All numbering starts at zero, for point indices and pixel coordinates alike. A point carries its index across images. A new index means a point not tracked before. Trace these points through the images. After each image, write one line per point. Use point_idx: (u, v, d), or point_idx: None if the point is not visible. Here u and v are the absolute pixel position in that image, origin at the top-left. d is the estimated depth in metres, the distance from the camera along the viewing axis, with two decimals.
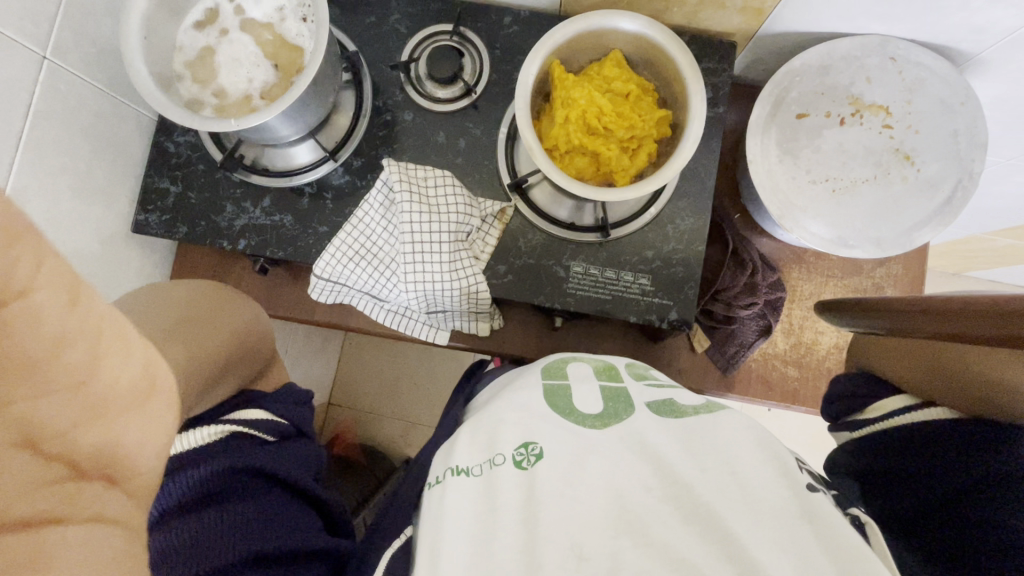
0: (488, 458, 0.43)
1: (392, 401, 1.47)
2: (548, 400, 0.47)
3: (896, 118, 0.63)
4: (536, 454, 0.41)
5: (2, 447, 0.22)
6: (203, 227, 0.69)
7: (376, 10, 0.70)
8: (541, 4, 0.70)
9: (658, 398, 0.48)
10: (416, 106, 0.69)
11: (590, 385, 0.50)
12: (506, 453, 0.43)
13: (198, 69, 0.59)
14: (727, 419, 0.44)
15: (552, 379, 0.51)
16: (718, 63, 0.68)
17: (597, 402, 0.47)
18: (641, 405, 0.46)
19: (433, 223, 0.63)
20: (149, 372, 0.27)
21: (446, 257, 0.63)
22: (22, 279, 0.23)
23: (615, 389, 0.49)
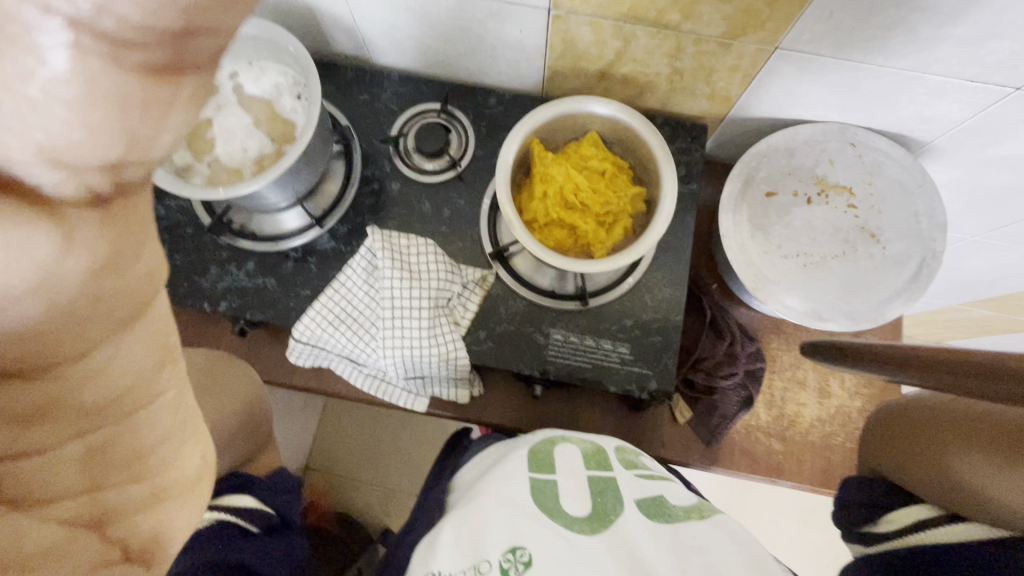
0: (473, 564, 0.41)
1: (371, 467, 1.42)
2: (537, 498, 0.47)
3: (860, 198, 0.66)
4: (524, 562, 0.41)
5: (76, 529, 0.26)
6: (185, 289, 0.69)
7: (370, 89, 0.75)
8: (525, 87, 0.74)
9: (647, 496, 0.49)
10: (404, 177, 0.72)
11: (577, 479, 0.50)
12: (493, 560, 0.41)
13: (192, 139, 0.62)
14: (714, 529, 0.45)
15: (541, 470, 0.51)
16: (690, 143, 0.72)
17: (585, 504, 0.47)
18: (630, 504, 0.47)
19: (414, 290, 0.64)
20: (204, 464, 0.31)
21: (425, 323, 0.64)
22: (152, 392, 0.28)
23: (604, 481, 0.50)
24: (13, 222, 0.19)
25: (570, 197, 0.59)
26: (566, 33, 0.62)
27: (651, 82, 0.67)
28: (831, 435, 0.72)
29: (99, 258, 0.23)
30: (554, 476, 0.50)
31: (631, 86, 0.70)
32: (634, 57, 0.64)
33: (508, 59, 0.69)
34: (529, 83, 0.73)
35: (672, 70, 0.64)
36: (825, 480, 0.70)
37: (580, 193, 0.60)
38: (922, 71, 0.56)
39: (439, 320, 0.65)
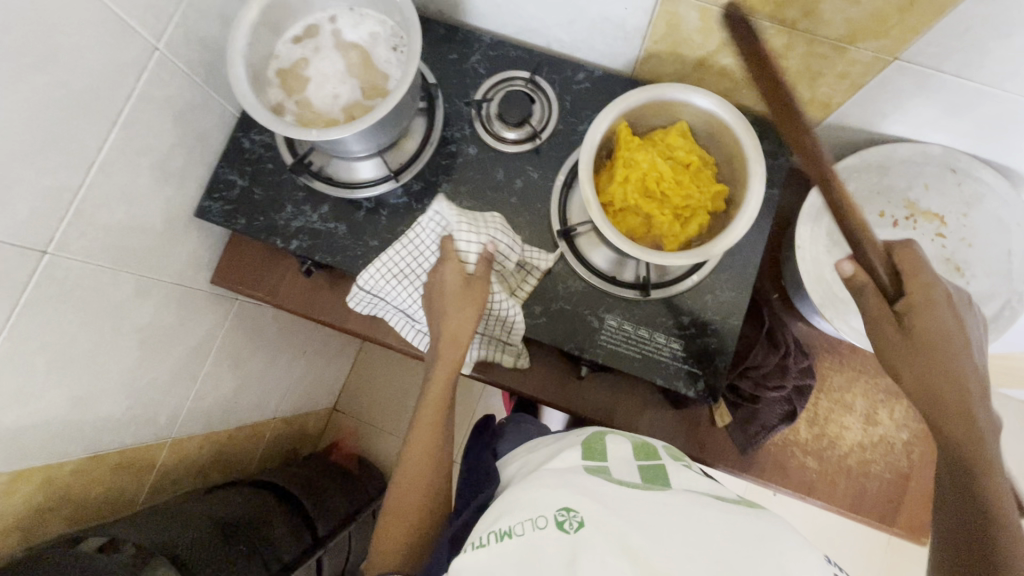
0: (528, 517, 0.39)
1: (396, 418, 1.48)
2: (592, 472, 0.46)
3: (950, 229, 0.65)
4: (579, 521, 0.37)
5: None
6: (260, 223, 0.72)
7: (460, 49, 0.74)
8: (615, 66, 0.73)
9: (701, 484, 0.48)
10: (482, 143, 0.72)
11: (629, 465, 0.49)
12: (548, 515, 0.38)
13: (289, 79, 0.64)
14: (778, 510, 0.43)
15: (592, 455, 0.50)
16: (778, 146, 0.70)
17: (638, 480, 0.46)
18: (685, 484, 0.47)
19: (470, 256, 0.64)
20: None
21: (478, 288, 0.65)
22: None
23: (653, 468, 0.50)
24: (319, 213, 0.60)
25: (649, 183, 0.59)
26: (672, 16, 0.60)
27: (749, 78, 0.65)
28: (870, 463, 0.71)
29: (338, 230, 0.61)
30: (606, 462, 0.50)
31: (726, 80, 0.67)
32: (738, 50, 0.61)
33: (606, 36, 0.67)
34: (621, 63, 0.71)
35: (775, 68, 0.62)
36: (855, 505, 0.70)
37: (662, 181, 0.59)
38: None
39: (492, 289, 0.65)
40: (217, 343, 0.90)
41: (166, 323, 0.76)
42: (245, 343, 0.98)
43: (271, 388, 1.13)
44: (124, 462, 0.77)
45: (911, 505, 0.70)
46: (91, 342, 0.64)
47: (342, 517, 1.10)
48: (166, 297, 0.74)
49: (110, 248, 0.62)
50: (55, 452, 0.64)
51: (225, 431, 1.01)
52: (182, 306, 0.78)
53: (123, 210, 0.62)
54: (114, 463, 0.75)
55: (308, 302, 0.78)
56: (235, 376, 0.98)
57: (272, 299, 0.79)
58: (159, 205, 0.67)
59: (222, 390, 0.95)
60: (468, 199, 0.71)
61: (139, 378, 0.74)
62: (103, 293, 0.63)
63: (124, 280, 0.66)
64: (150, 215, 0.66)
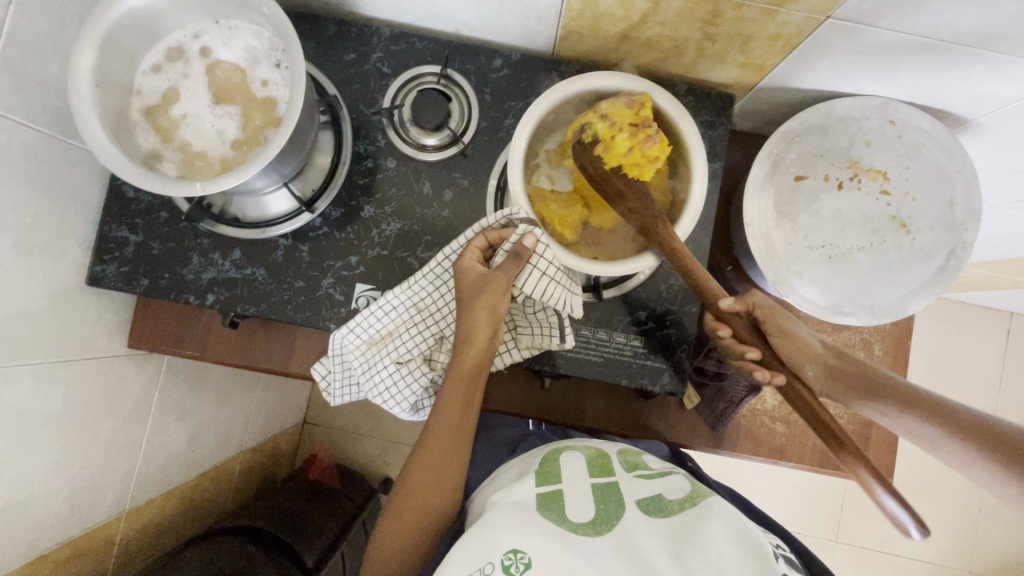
0: (477, 568, 0.45)
1: (370, 420, 1.45)
2: (541, 504, 0.52)
3: (894, 184, 0.62)
4: (525, 563, 0.45)
5: None
6: (167, 280, 0.64)
7: (357, 47, 0.65)
8: (532, 47, 0.66)
9: (647, 493, 0.54)
10: (401, 153, 0.65)
11: (581, 484, 0.55)
12: (495, 560, 0.45)
13: (158, 119, 0.54)
14: (711, 511, 0.49)
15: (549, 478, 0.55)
16: (715, 115, 0.66)
17: (588, 507, 0.52)
18: (632, 504, 0.52)
19: (396, 305, 0.59)
20: None
21: (388, 361, 0.61)
22: None
23: (605, 485, 0.54)
24: (473, 376, 0.53)
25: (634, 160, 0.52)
26: None
27: (677, 47, 0.60)
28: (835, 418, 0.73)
29: (466, 388, 0.53)
30: (561, 484, 0.54)
31: (654, 51, 0.61)
32: (663, 20, 0.56)
33: (517, 16, 0.60)
34: (540, 42, 0.64)
35: (704, 35, 0.57)
36: (825, 459, 0.72)
37: None
38: (987, 47, 0.49)
39: (416, 327, 0.61)
40: (155, 401, 0.82)
41: (88, 401, 0.68)
42: (189, 390, 0.91)
43: (230, 426, 1.07)
44: (75, 552, 0.71)
45: (875, 451, 0.72)
46: None
47: (331, 538, 1.07)
48: (79, 376, 0.66)
49: None
50: None
51: (188, 483, 0.95)
52: (103, 380, 0.70)
53: None
54: (65, 556, 0.69)
55: (244, 354, 0.72)
56: (187, 426, 0.92)
57: (203, 353, 0.72)
58: (40, 284, 0.58)
59: (174, 445, 0.89)
60: (396, 220, 0.65)
61: (71, 466, 0.67)
62: None
63: (20, 373, 0.57)
64: (33, 297, 0.58)
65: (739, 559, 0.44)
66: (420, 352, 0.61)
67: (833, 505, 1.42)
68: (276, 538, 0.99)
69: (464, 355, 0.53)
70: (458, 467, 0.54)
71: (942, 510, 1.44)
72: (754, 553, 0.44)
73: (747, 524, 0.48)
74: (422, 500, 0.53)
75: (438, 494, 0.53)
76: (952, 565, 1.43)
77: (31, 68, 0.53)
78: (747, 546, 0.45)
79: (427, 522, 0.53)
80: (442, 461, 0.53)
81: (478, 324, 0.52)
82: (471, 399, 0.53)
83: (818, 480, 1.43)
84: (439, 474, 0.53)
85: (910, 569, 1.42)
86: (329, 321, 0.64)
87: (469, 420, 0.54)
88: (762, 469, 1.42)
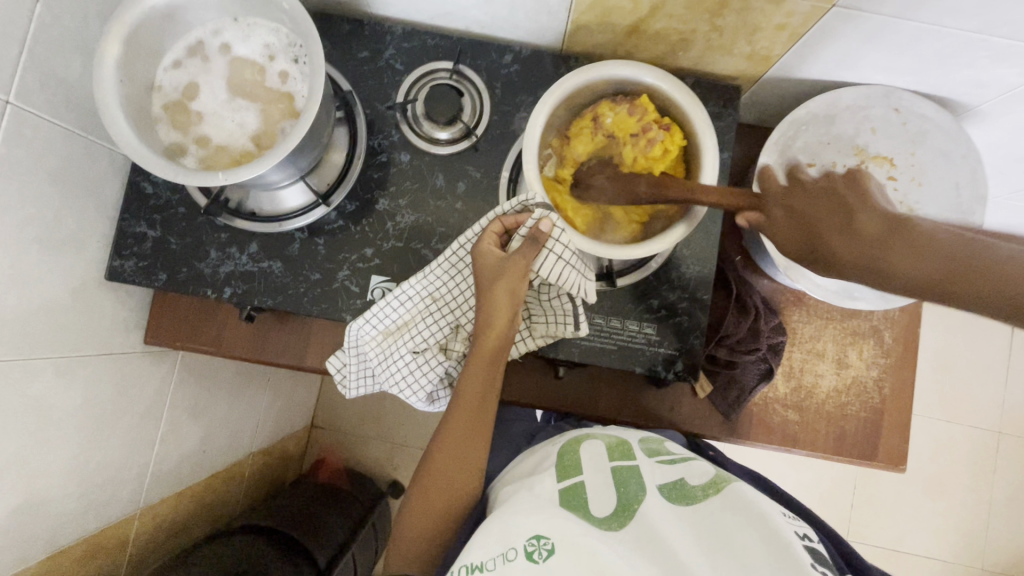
0: (500, 552, 0.46)
1: (378, 423, 1.45)
2: (563, 496, 0.52)
3: (900, 170, 0.63)
4: (547, 549, 0.45)
5: None
6: (185, 274, 0.65)
7: (370, 44, 0.67)
8: (542, 42, 0.67)
9: (669, 479, 0.54)
10: (415, 147, 0.66)
11: (603, 473, 0.55)
12: (517, 547, 0.46)
13: (178, 113, 0.56)
14: (733, 500, 0.49)
15: (571, 469, 0.55)
16: (723, 106, 0.67)
17: (609, 496, 0.52)
18: (654, 490, 0.52)
19: (413, 295, 0.60)
20: None
21: (405, 351, 0.61)
22: None
23: (625, 470, 0.54)
24: (492, 358, 0.54)
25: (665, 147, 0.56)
26: None
27: (685, 39, 0.61)
28: (846, 405, 0.73)
29: (486, 370, 0.54)
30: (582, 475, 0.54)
31: (662, 44, 0.63)
32: (671, 12, 0.57)
33: (527, 11, 0.61)
34: (549, 38, 0.66)
35: (711, 27, 0.58)
36: (838, 447, 0.72)
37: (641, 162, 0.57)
38: (988, 33, 0.51)
39: (432, 317, 0.61)
40: (169, 399, 0.82)
41: (106, 397, 0.69)
42: (201, 390, 0.91)
43: (240, 426, 1.07)
44: (92, 549, 0.71)
45: (888, 438, 0.73)
46: (19, 442, 0.57)
47: (342, 540, 1.07)
48: (97, 371, 0.66)
49: (17, 338, 0.54)
50: (11, 565, 0.58)
51: (199, 483, 0.95)
52: (120, 375, 0.71)
53: (17, 295, 0.54)
54: (81, 553, 0.69)
55: (259, 348, 0.72)
56: (199, 426, 0.92)
57: (220, 349, 0.73)
58: (61, 278, 0.59)
59: (187, 444, 0.89)
60: (410, 212, 0.66)
61: (89, 461, 0.67)
62: (18, 389, 0.56)
63: (41, 367, 0.58)
64: (54, 291, 0.58)
65: (764, 550, 0.44)
66: (435, 342, 0.61)
67: (844, 503, 1.42)
68: (289, 537, 0.99)
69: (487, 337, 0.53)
70: (480, 448, 0.54)
71: (952, 506, 1.43)
72: (778, 539, 0.44)
73: (770, 512, 0.47)
74: (446, 479, 0.53)
75: (462, 475, 0.54)
76: (965, 562, 1.42)
77: (55, 65, 0.54)
78: (772, 537, 0.44)
79: (451, 503, 0.53)
80: (465, 441, 0.53)
81: (500, 304, 0.52)
82: (490, 382, 0.54)
83: (827, 477, 1.42)
84: (461, 456, 0.53)
85: (923, 567, 1.41)
86: (345, 313, 0.64)
87: (490, 401, 0.55)
88: (771, 466, 1.42)
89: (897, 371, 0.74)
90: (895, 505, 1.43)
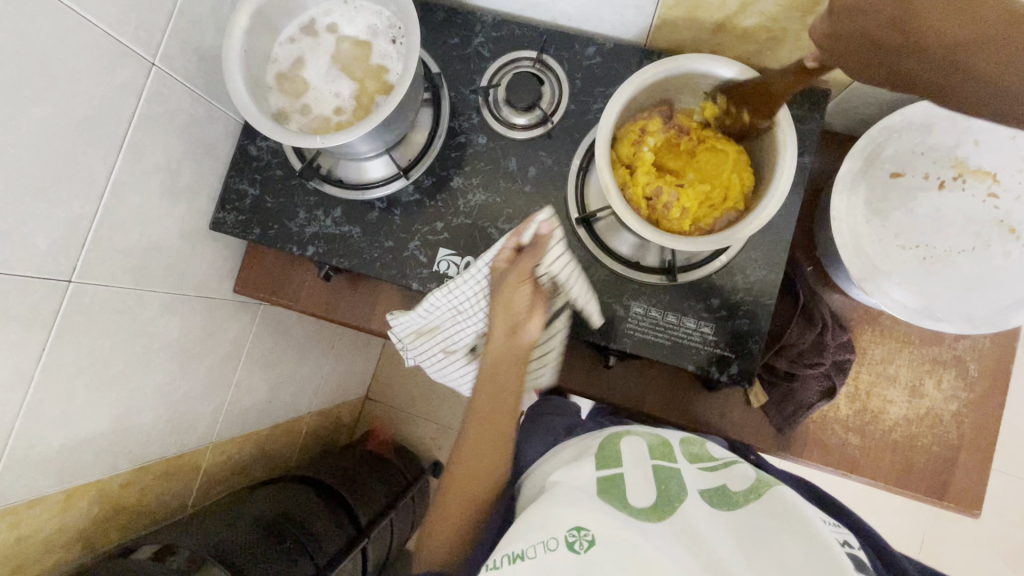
0: (541, 540, 0.46)
1: (427, 403, 1.50)
2: (603, 489, 0.52)
3: (1005, 186, 0.59)
4: (588, 540, 0.45)
5: None
6: (275, 231, 0.72)
7: (462, 32, 0.71)
8: (626, 37, 0.68)
9: (711, 484, 0.52)
10: (492, 131, 0.69)
11: (642, 469, 0.54)
12: (558, 537, 0.46)
13: (288, 82, 0.62)
14: (773, 504, 0.47)
15: (610, 465, 0.55)
16: (808, 110, 0.65)
17: (649, 491, 0.52)
18: (695, 493, 0.51)
19: (439, 306, 0.66)
20: None
21: (438, 351, 0.70)
22: None
23: (665, 471, 0.54)
24: (508, 438, 0.63)
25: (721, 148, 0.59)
26: None
27: (774, 38, 0.60)
28: (916, 437, 0.68)
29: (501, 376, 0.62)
30: (621, 469, 0.54)
31: (749, 42, 0.62)
32: (761, 9, 0.56)
33: (615, 4, 0.63)
34: (634, 32, 0.67)
35: (804, 26, 0.57)
36: (903, 480, 0.68)
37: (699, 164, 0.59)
38: None
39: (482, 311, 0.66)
40: (247, 347, 0.90)
41: (198, 335, 0.77)
42: (274, 344, 0.99)
43: (304, 384, 1.15)
44: (169, 469, 0.79)
45: (961, 479, 0.67)
46: (125, 362, 0.65)
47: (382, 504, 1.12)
48: (193, 310, 0.75)
49: (134, 270, 0.63)
50: (104, 468, 0.67)
51: (262, 431, 1.03)
52: (210, 317, 0.79)
53: (139, 232, 0.62)
54: (161, 471, 0.78)
55: (331, 307, 0.78)
56: (269, 376, 1.00)
57: (296, 304, 0.79)
58: (174, 222, 0.67)
59: (257, 392, 0.97)
60: (481, 192, 0.69)
61: (177, 389, 0.76)
62: (130, 314, 0.64)
63: (150, 297, 0.66)
64: (168, 232, 0.67)
65: (803, 553, 0.42)
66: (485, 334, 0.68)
67: (907, 559, 1.29)
68: (338, 495, 1.05)
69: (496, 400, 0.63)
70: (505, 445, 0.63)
71: None
72: (820, 544, 0.42)
73: (813, 518, 0.45)
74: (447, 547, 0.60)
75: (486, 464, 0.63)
76: None
77: (193, 35, 0.62)
78: (812, 540, 0.42)
79: (480, 492, 0.61)
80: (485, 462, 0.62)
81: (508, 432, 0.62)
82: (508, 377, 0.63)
83: (893, 528, 1.31)
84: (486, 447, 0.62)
85: None
86: (411, 280, 0.69)
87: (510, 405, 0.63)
88: None
89: (979, 409, 0.68)
90: (970, 572, 1.29)
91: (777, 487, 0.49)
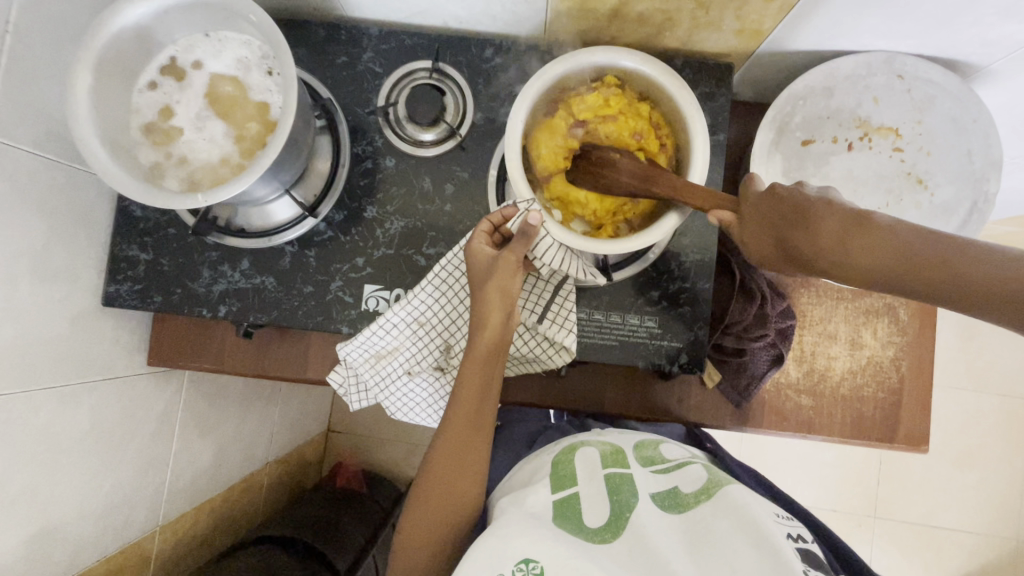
0: None
1: (393, 425, 1.46)
2: (557, 511, 0.50)
3: (906, 140, 0.61)
4: (537, 572, 0.42)
5: None
6: (179, 295, 0.65)
7: (348, 49, 0.65)
8: (522, 33, 0.65)
9: (662, 487, 0.52)
10: (399, 152, 0.65)
11: (595, 482, 0.53)
12: (506, 572, 0.43)
13: (157, 134, 0.55)
14: (725, 504, 0.47)
15: (564, 485, 0.53)
16: (715, 86, 0.64)
17: (603, 506, 0.50)
18: (646, 498, 0.51)
19: (397, 323, 0.60)
20: None
21: (400, 373, 0.63)
22: None
23: (617, 478, 0.53)
24: (486, 431, 0.54)
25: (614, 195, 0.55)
26: None
27: (670, 19, 0.58)
28: (862, 387, 0.70)
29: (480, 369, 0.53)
30: (576, 488, 0.53)
31: (646, 25, 0.60)
32: None
33: (503, 3, 0.59)
34: (529, 28, 0.64)
35: (696, 4, 0.55)
36: (855, 430, 0.70)
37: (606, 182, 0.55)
38: None
39: (421, 341, 0.62)
40: (179, 417, 0.83)
41: (115, 421, 0.69)
42: (212, 405, 0.92)
43: (255, 437, 1.08)
44: (112, 569, 0.72)
45: (907, 418, 0.70)
46: (28, 474, 0.58)
47: (362, 541, 1.08)
48: (103, 397, 0.67)
49: (15, 372, 0.55)
50: None
51: (217, 497, 0.96)
52: (126, 398, 0.71)
53: (12, 329, 0.54)
54: (103, 574, 0.70)
55: (259, 363, 0.72)
56: (212, 440, 0.93)
57: (222, 367, 0.73)
58: (55, 309, 0.59)
59: (202, 460, 0.90)
60: (399, 218, 0.65)
61: (102, 485, 0.68)
62: (21, 422, 0.56)
63: (43, 397, 0.58)
64: (51, 322, 0.59)
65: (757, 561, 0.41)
66: (430, 364, 0.63)
67: (870, 481, 1.38)
68: (311, 546, 1.00)
69: (471, 397, 0.53)
70: (482, 444, 0.54)
71: (984, 478, 1.39)
72: (771, 547, 0.41)
73: (760, 515, 0.45)
74: (422, 547, 0.53)
75: (464, 480, 0.53)
76: (998, 534, 1.38)
77: (31, 96, 0.54)
78: (764, 541, 0.42)
79: (455, 511, 0.53)
80: (461, 459, 0.53)
81: (485, 425, 0.54)
82: (489, 381, 0.53)
83: (853, 456, 1.39)
84: (460, 459, 0.53)
85: (955, 542, 1.38)
86: (340, 325, 0.64)
87: (488, 401, 0.54)
88: (792, 447, 1.39)
89: (914, 349, 0.71)
90: (925, 481, 1.39)
91: (728, 488, 0.49)
